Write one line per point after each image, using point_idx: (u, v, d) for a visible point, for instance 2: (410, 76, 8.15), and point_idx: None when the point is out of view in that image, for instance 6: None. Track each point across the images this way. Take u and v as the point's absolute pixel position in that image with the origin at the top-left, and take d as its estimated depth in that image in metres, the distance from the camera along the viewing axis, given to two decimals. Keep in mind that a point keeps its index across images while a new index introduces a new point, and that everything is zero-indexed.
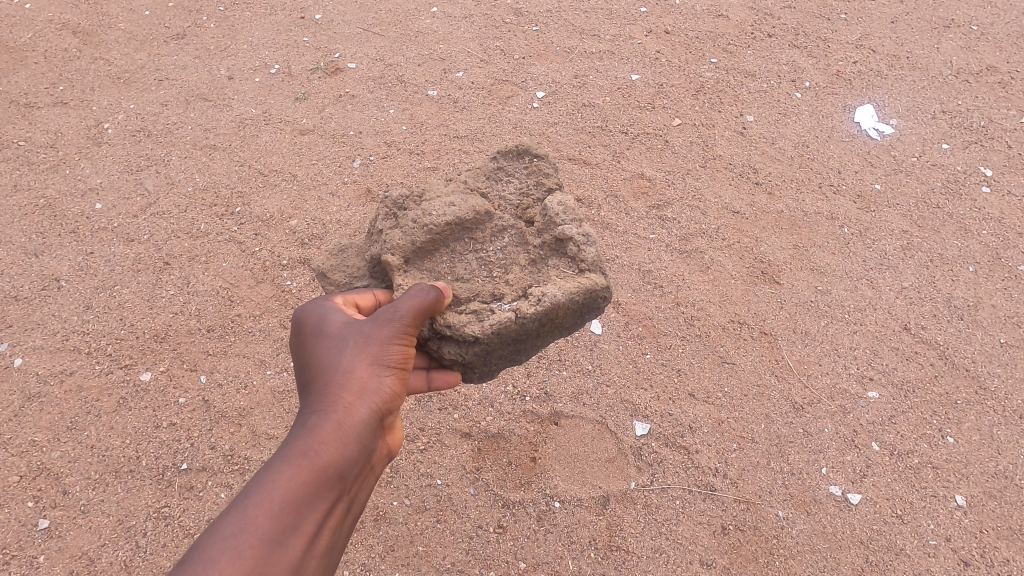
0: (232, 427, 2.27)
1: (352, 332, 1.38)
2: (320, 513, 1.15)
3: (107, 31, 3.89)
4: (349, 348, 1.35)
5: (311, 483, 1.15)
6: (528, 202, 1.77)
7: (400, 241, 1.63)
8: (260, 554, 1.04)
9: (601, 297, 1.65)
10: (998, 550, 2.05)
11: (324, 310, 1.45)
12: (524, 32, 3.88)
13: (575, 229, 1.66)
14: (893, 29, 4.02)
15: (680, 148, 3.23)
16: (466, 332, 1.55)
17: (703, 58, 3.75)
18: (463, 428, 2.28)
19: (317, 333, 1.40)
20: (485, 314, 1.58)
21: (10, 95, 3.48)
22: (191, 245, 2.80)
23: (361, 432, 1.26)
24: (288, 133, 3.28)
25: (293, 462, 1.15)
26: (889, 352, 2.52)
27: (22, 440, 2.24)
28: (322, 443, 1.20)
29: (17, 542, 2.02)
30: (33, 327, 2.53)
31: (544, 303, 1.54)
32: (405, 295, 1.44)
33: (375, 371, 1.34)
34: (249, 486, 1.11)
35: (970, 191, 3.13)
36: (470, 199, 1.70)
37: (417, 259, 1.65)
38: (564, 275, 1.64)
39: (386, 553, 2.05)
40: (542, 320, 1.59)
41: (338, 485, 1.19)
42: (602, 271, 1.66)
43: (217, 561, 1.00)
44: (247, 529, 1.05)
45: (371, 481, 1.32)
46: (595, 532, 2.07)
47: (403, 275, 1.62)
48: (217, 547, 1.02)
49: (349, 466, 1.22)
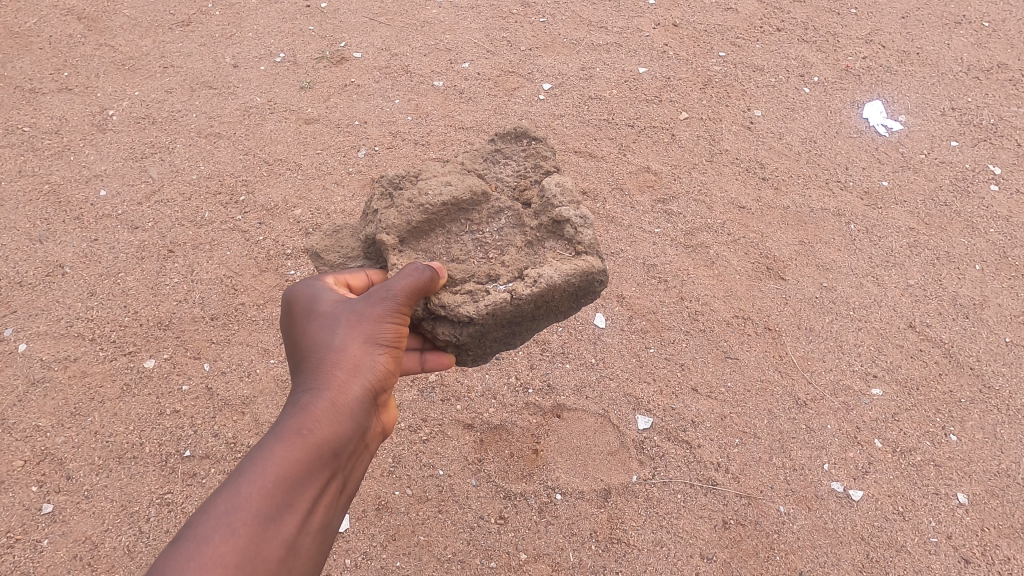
0: (236, 415, 2.28)
1: (344, 310, 1.37)
2: (313, 490, 1.15)
3: (113, 17, 3.87)
4: (341, 326, 1.34)
5: (306, 461, 1.14)
6: (525, 183, 1.77)
7: (395, 220, 1.61)
8: (254, 531, 1.05)
9: (597, 280, 1.64)
10: (1000, 548, 2.05)
11: (315, 289, 1.45)
12: (530, 23, 3.85)
13: (573, 211, 1.65)
14: (903, 25, 3.98)
15: (686, 142, 3.21)
16: (460, 312, 1.54)
17: (711, 51, 3.72)
18: (466, 420, 2.28)
19: (308, 312, 1.40)
20: (480, 294, 1.57)
21: (14, 80, 3.47)
22: (196, 233, 2.80)
23: (355, 409, 1.26)
24: (293, 122, 3.27)
25: (286, 440, 1.15)
26: (894, 350, 2.51)
27: (27, 425, 2.25)
28: (316, 421, 1.20)
29: (22, 526, 2.03)
30: (38, 312, 2.54)
31: (539, 284, 1.54)
32: (400, 273, 1.43)
33: (368, 350, 1.34)
34: (243, 462, 1.11)
35: (979, 189, 3.11)
36: (466, 179, 1.70)
37: (413, 239, 1.64)
38: (562, 257, 1.64)
39: (388, 542, 2.05)
40: (537, 302, 1.58)
41: (333, 463, 1.19)
42: (599, 254, 1.65)
43: (210, 539, 1.01)
44: (241, 507, 1.05)
45: (365, 458, 1.32)
46: (596, 524, 2.07)
47: (397, 254, 1.61)
48: (210, 525, 1.02)
49: (343, 443, 1.22)
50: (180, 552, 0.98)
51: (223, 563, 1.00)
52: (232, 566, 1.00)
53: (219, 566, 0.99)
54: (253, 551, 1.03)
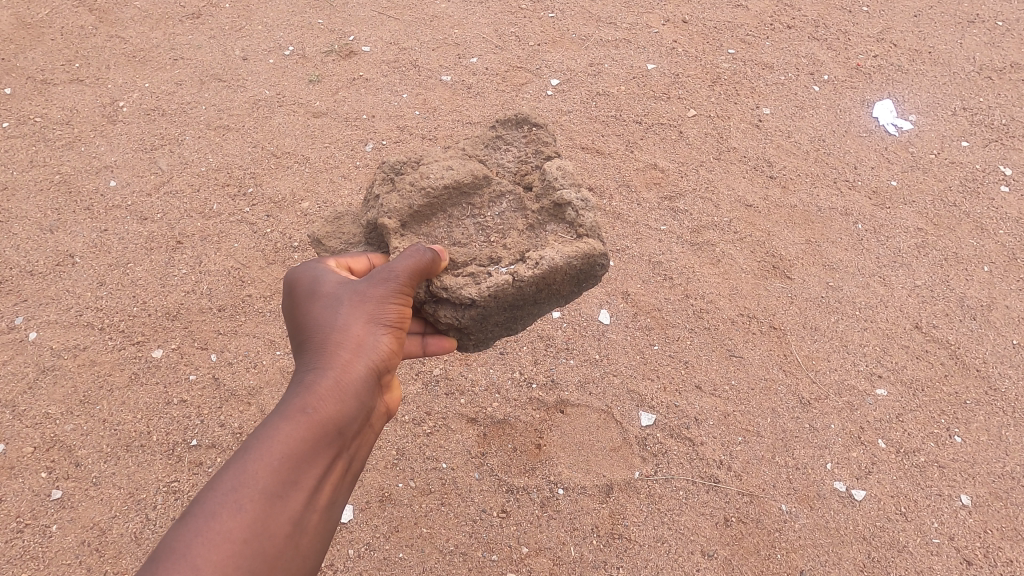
0: (242, 405, 2.30)
1: (346, 291, 1.39)
2: (319, 468, 1.16)
3: (123, 9, 3.89)
4: (344, 306, 1.36)
5: (310, 438, 1.16)
6: (526, 168, 1.77)
7: (397, 204, 1.63)
8: (260, 507, 1.06)
9: (599, 263, 1.65)
10: (1002, 551, 2.05)
11: (317, 271, 1.46)
12: (539, 18, 3.84)
13: (574, 194, 1.66)
14: (915, 23, 3.95)
15: (694, 140, 3.20)
16: (462, 294, 1.55)
17: (720, 49, 3.70)
18: (470, 413, 2.30)
19: (310, 293, 1.41)
20: (482, 276, 1.58)
21: (27, 71, 3.50)
22: (204, 225, 2.82)
23: (359, 388, 1.27)
24: (301, 116, 3.28)
25: (291, 419, 1.16)
26: (899, 350, 2.50)
27: (36, 412, 2.27)
28: (320, 399, 1.21)
29: (31, 511, 2.06)
30: (48, 302, 2.56)
31: (541, 266, 1.54)
32: (402, 254, 1.44)
33: (371, 330, 1.35)
34: (249, 441, 1.13)
35: (989, 190, 3.09)
36: (468, 164, 1.71)
37: (415, 223, 1.66)
38: (563, 240, 1.64)
39: (391, 533, 2.07)
40: (540, 285, 1.58)
41: (337, 441, 1.21)
42: (600, 237, 1.66)
43: (218, 515, 1.03)
44: (248, 483, 1.07)
45: (371, 438, 1.34)
46: (598, 519, 2.08)
47: (399, 238, 1.62)
48: (217, 502, 1.04)
49: (347, 422, 1.23)
50: (188, 528, 1.01)
51: (231, 539, 1.02)
52: (239, 540, 1.02)
53: (226, 541, 1.01)
54: (260, 527, 1.05)
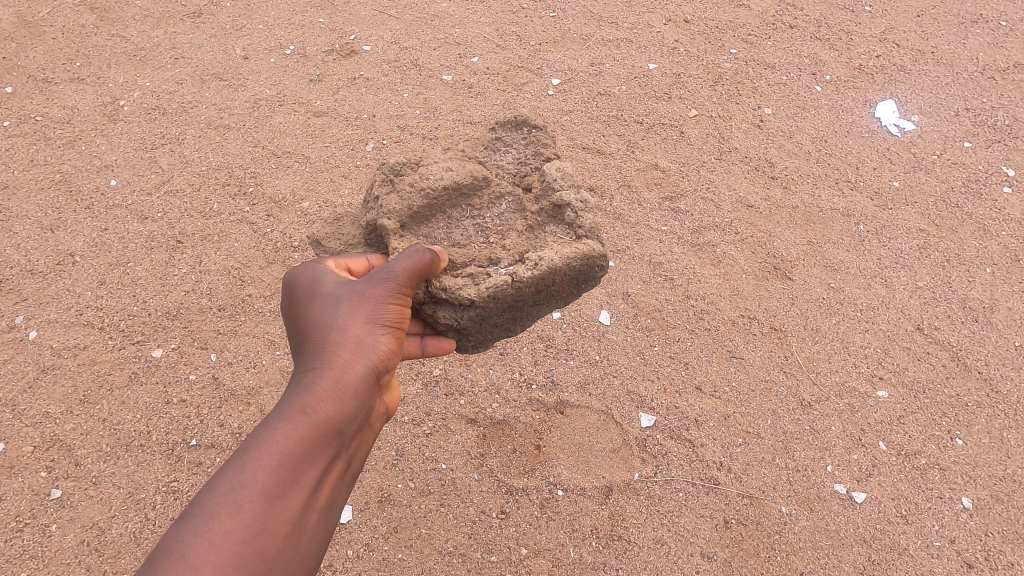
0: (242, 405, 2.29)
1: (346, 291, 1.38)
2: (318, 469, 1.16)
3: (124, 8, 3.89)
4: (343, 307, 1.35)
5: (309, 439, 1.15)
6: (526, 170, 1.76)
7: (396, 205, 1.62)
8: (259, 507, 1.06)
9: (598, 265, 1.64)
10: (1003, 554, 2.04)
11: (316, 272, 1.46)
12: (540, 18, 3.83)
13: (573, 195, 1.65)
14: (918, 23, 3.93)
15: (696, 140, 3.19)
16: (461, 295, 1.54)
17: (722, 48, 3.69)
18: (469, 414, 2.29)
19: (309, 294, 1.41)
20: (481, 277, 1.58)
21: (28, 69, 3.50)
22: (204, 224, 2.82)
23: (359, 388, 1.27)
24: (302, 115, 3.27)
25: (290, 419, 1.16)
26: (900, 352, 2.49)
27: (35, 411, 2.27)
28: (320, 400, 1.20)
29: (31, 510, 2.06)
30: (49, 301, 2.56)
31: (540, 267, 1.53)
32: (401, 255, 1.43)
33: (370, 330, 1.34)
34: (248, 441, 1.13)
35: (992, 191, 3.07)
36: (468, 165, 1.70)
37: (414, 224, 1.65)
38: (562, 241, 1.63)
39: (390, 534, 2.06)
40: (539, 286, 1.58)
41: (337, 441, 1.20)
42: (599, 238, 1.65)
43: (217, 516, 1.03)
44: (247, 483, 1.07)
45: (370, 438, 1.33)
46: (597, 521, 2.07)
47: (398, 239, 1.62)
48: (216, 502, 1.04)
49: (347, 422, 1.22)
50: (187, 529, 1.00)
51: (230, 540, 1.02)
52: (238, 540, 1.02)
53: (225, 541, 1.01)
54: (259, 527, 1.05)
